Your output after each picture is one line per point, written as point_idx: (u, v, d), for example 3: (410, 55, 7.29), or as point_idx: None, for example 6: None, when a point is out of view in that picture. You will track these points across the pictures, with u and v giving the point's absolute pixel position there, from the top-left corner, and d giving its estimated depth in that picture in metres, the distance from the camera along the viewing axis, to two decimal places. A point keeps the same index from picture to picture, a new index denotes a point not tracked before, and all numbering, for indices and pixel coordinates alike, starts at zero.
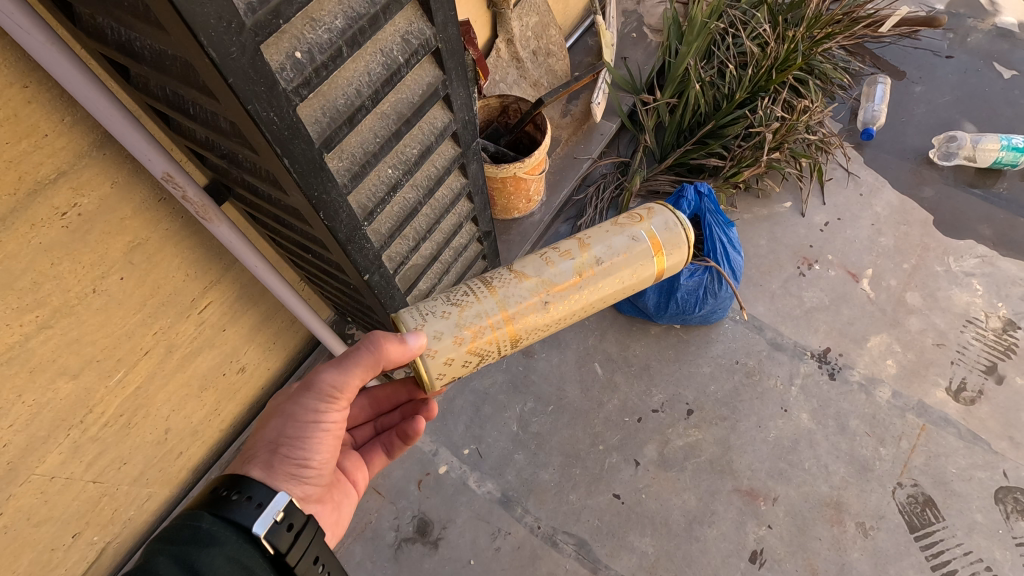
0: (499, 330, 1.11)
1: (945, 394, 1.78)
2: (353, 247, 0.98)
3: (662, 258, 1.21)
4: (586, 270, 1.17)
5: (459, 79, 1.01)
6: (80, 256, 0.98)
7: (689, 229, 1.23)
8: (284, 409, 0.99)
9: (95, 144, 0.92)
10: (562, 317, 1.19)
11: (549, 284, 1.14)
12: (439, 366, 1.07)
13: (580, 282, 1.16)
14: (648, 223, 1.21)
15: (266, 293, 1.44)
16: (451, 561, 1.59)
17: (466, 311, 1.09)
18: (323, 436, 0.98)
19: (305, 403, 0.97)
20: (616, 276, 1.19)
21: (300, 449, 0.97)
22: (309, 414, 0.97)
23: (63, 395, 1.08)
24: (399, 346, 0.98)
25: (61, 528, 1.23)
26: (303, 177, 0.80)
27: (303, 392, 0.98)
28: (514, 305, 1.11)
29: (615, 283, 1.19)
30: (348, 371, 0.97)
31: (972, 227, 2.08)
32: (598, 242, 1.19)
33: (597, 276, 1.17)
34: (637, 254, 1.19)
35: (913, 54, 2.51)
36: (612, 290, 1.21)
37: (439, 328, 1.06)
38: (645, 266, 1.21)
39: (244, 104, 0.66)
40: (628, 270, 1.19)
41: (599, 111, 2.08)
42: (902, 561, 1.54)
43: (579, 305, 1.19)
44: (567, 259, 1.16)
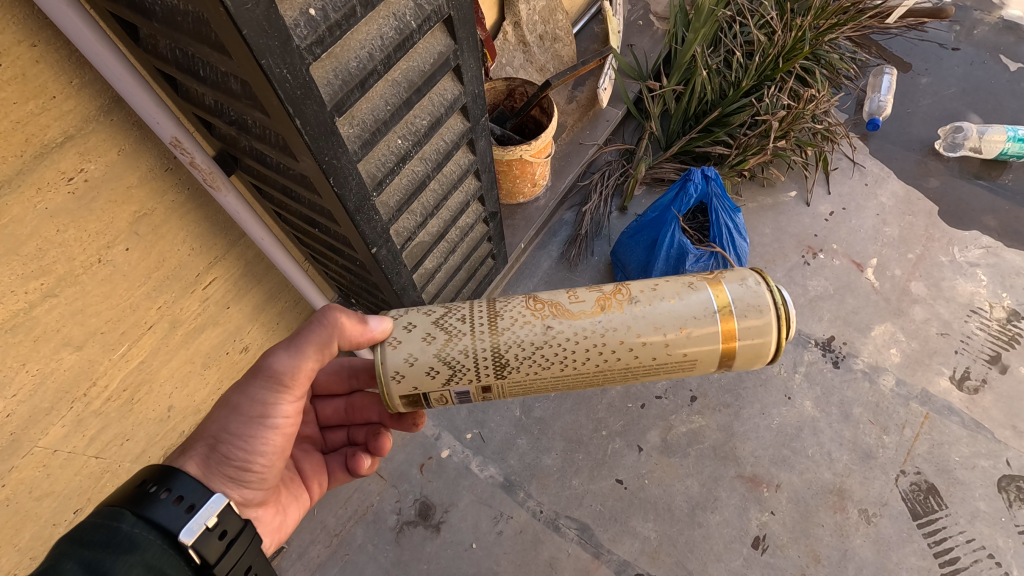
0: (480, 341, 0.95)
1: (948, 382, 1.78)
2: (362, 218, 0.97)
3: (729, 322, 0.93)
4: (612, 309, 0.96)
5: (470, 49, 1.00)
6: (85, 225, 0.97)
7: (776, 293, 0.94)
8: (229, 400, 0.91)
9: (102, 109, 0.92)
10: (571, 357, 0.96)
11: (558, 309, 0.97)
12: (398, 363, 0.93)
13: (601, 320, 0.95)
14: (718, 276, 0.97)
15: (270, 271, 1.43)
16: (453, 545, 1.59)
17: (450, 313, 0.97)
18: (269, 433, 0.92)
19: (252, 392, 0.90)
20: (652, 322, 0.94)
21: (244, 446, 0.90)
22: (257, 406, 0.90)
23: (67, 366, 1.07)
24: (359, 327, 0.91)
25: (63, 504, 1.22)
26: (314, 141, 0.79)
27: (250, 379, 0.90)
28: (507, 320, 0.97)
29: (652, 335, 0.94)
30: (300, 354, 0.91)
31: (976, 218, 2.08)
32: (640, 282, 1.00)
33: (625, 319, 0.95)
34: (689, 304, 0.94)
35: (919, 46, 2.51)
36: (649, 344, 0.95)
37: (413, 321, 0.96)
38: (700, 324, 0.93)
39: (257, 58, 0.65)
40: (675, 324, 0.94)
41: (604, 97, 2.07)
42: (905, 549, 1.54)
43: (595, 350, 0.95)
44: (594, 293, 0.99)
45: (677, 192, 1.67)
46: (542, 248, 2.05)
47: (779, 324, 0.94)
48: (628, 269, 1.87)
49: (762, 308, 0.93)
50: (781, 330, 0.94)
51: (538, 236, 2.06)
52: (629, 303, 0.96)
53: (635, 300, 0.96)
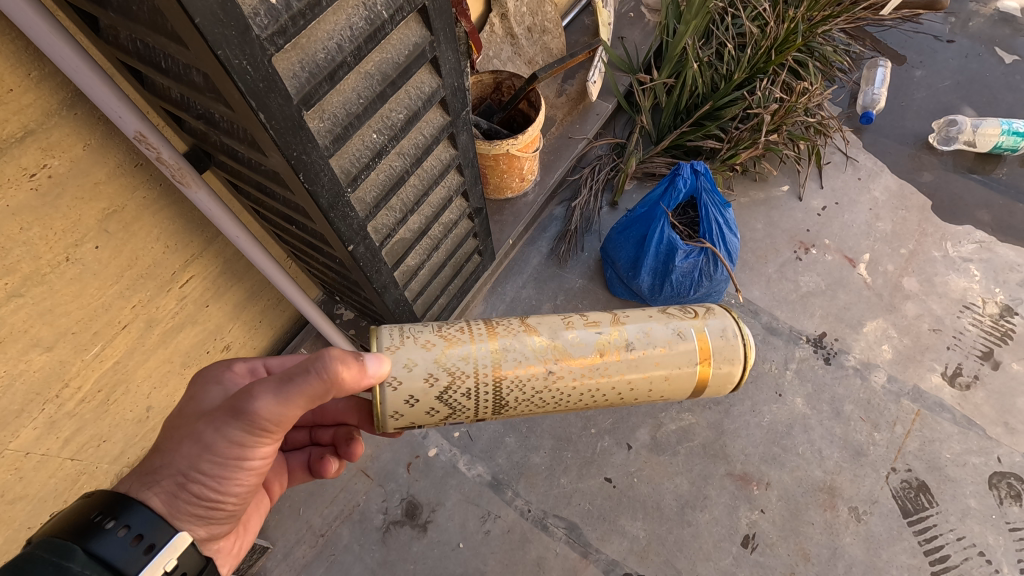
0: (482, 383, 0.95)
1: (940, 378, 1.76)
2: (336, 215, 0.94)
3: (706, 372, 1.00)
4: (609, 356, 0.98)
5: (447, 40, 0.97)
6: (50, 222, 0.95)
7: (745, 340, 1.02)
8: (201, 436, 0.81)
9: (65, 102, 0.89)
10: (565, 398, 1.01)
11: (559, 351, 0.97)
12: (398, 403, 0.91)
13: (598, 367, 0.98)
14: (701, 321, 1.02)
15: (250, 269, 1.40)
16: (440, 545, 1.57)
17: (451, 349, 0.93)
18: (244, 470, 0.85)
19: (227, 434, 0.80)
20: (643, 371, 0.99)
21: (216, 486, 0.84)
22: (232, 449, 0.81)
23: (37, 367, 1.04)
24: (355, 375, 0.78)
25: (37, 507, 1.19)
26: (280, 136, 0.76)
27: (227, 420, 0.79)
28: (510, 360, 0.95)
29: (640, 381, 1.00)
30: (289, 406, 0.77)
31: (970, 213, 2.06)
32: (636, 324, 1.01)
33: (619, 368, 0.99)
34: (676, 354, 0.99)
35: (914, 38, 2.48)
36: (636, 389, 1.01)
37: (413, 360, 0.91)
38: (683, 376, 1.00)
39: (213, 49, 0.62)
40: (660, 375, 1.00)
41: (594, 91, 2.02)
42: (894, 547, 1.53)
43: (587, 394, 1.01)
44: (593, 334, 1.00)
45: (666, 186, 1.63)
46: (532, 243, 2.02)
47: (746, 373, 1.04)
48: (618, 266, 1.83)
49: (737, 361, 1.01)
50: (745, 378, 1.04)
51: (527, 232, 2.04)
52: (625, 350, 0.99)
53: (631, 348, 0.99)
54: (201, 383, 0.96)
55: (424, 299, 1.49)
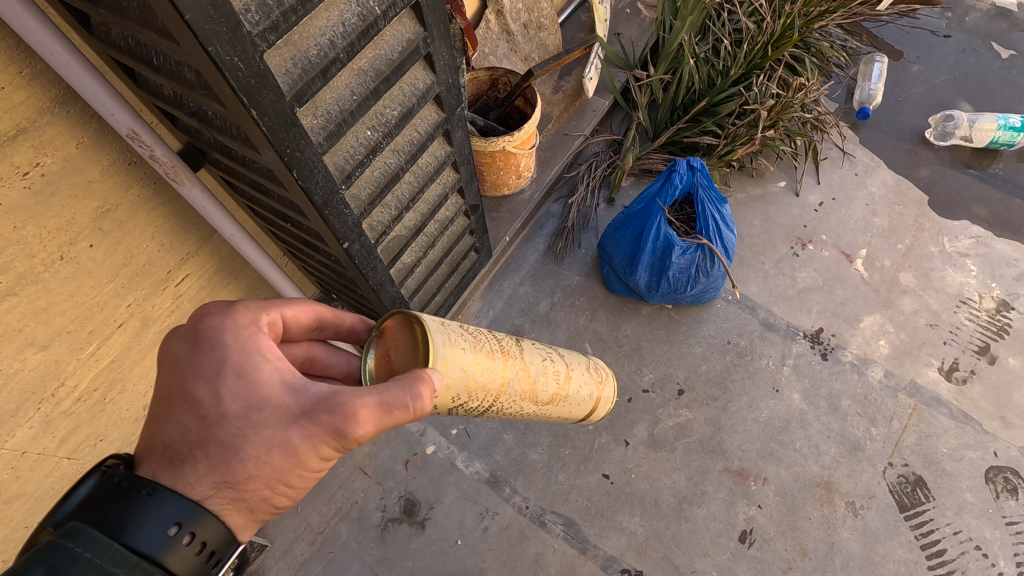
0: (482, 404, 0.95)
1: (937, 373, 1.76)
2: (330, 212, 0.94)
3: (588, 415, 1.29)
4: (558, 400, 1.14)
5: (441, 37, 0.97)
6: (44, 221, 0.94)
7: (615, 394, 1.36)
8: (286, 449, 0.65)
9: (57, 100, 0.89)
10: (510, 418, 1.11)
11: (536, 389, 1.06)
12: None
13: (546, 406, 1.12)
14: (603, 384, 1.29)
15: (246, 267, 1.40)
16: (438, 541, 1.57)
17: (482, 374, 0.90)
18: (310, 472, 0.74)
19: (319, 448, 0.67)
20: (562, 411, 1.20)
21: (292, 490, 0.73)
22: (319, 460, 0.69)
23: (32, 366, 1.04)
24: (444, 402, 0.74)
25: (34, 506, 1.19)
26: (273, 132, 0.76)
27: (323, 435, 0.65)
28: (509, 390, 0.98)
29: (555, 418, 1.20)
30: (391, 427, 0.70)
31: (967, 208, 2.06)
32: (576, 376, 1.19)
33: (555, 408, 1.16)
34: (583, 406, 1.24)
35: (911, 33, 2.48)
36: (549, 420, 1.21)
37: (455, 377, 0.84)
38: (575, 414, 1.26)
39: (204, 45, 0.62)
40: (569, 413, 1.22)
41: (591, 87, 2.03)
42: (892, 541, 1.54)
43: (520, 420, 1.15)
44: (558, 378, 1.12)
45: (663, 182, 1.62)
46: (529, 240, 2.02)
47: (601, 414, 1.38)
48: (614, 262, 1.83)
49: (601, 409, 1.34)
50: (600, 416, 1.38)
51: (525, 229, 2.04)
52: (566, 396, 1.16)
53: (570, 394, 1.17)
54: (214, 343, 0.69)
55: (420, 297, 1.49)
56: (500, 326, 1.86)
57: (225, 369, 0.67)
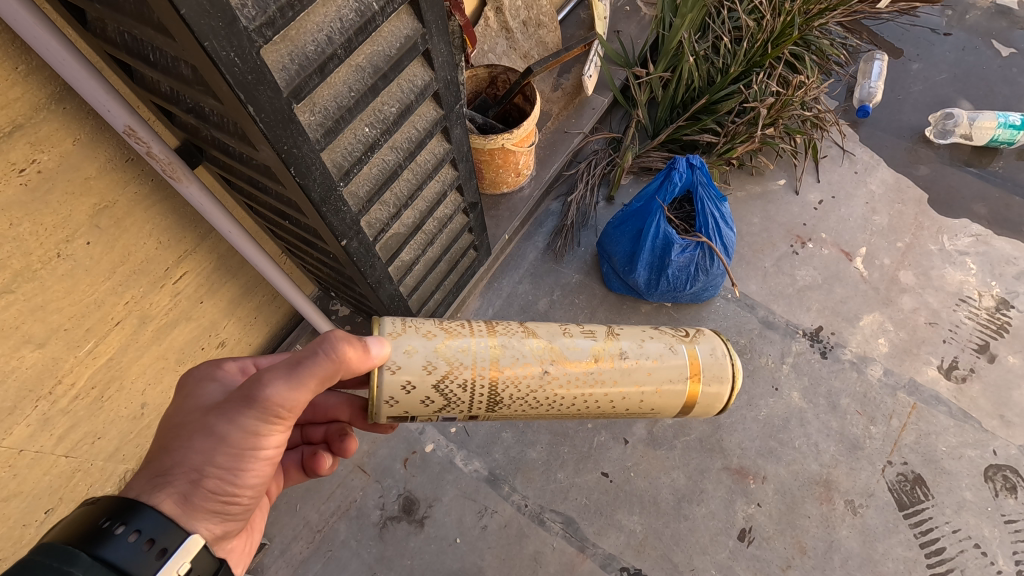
0: (479, 377, 0.92)
1: (936, 371, 1.76)
2: (328, 209, 0.94)
3: (696, 389, 0.99)
4: (605, 364, 0.97)
5: (439, 33, 0.96)
6: (40, 218, 0.94)
7: (733, 356, 1.01)
8: (213, 429, 0.77)
9: (53, 96, 0.88)
10: (558, 401, 0.98)
11: (555, 352, 0.96)
12: (393, 388, 0.88)
13: (592, 373, 0.97)
14: (695, 340, 1.01)
15: (244, 265, 1.40)
16: (437, 540, 1.57)
17: (451, 340, 0.91)
18: (259, 463, 0.81)
19: (244, 422, 0.77)
20: (635, 381, 0.98)
21: (234, 481, 0.79)
22: (248, 438, 0.78)
23: (29, 364, 1.04)
24: (362, 354, 0.80)
25: (32, 504, 1.18)
26: (270, 129, 0.75)
27: (241, 407, 0.76)
28: (508, 356, 0.93)
29: (631, 391, 0.98)
30: (310, 386, 0.78)
31: (967, 206, 2.05)
32: (629, 337, 1.00)
33: (613, 375, 0.97)
34: (670, 367, 0.98)
35: (910, 31, 2.48)
36: (628, 398, 0.99)
37: (413, 344, 0.89)
38: (674, 387, 0.98)
39: (200, 40, 0.61)
40: (653, 384, 0.98)
41: (590, 85, 2.02)
42: (891, 539, 1.53)
43: (580, 399, 0.98)
44: (589, 339, 0.99)
45: (662, 179, 1.62)
46: (528, 238, 2.02)
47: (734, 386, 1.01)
48: (614, 260, 1.83)
49: (726, 378, 1.00)
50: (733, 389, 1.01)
51: (524, 227, 2.04)
52: (619, 358, 0.98)
53: (624, 355, 0.98)
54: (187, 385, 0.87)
55: (419, 295, 1.49)
56: None
57: (186, 396, 0.86)
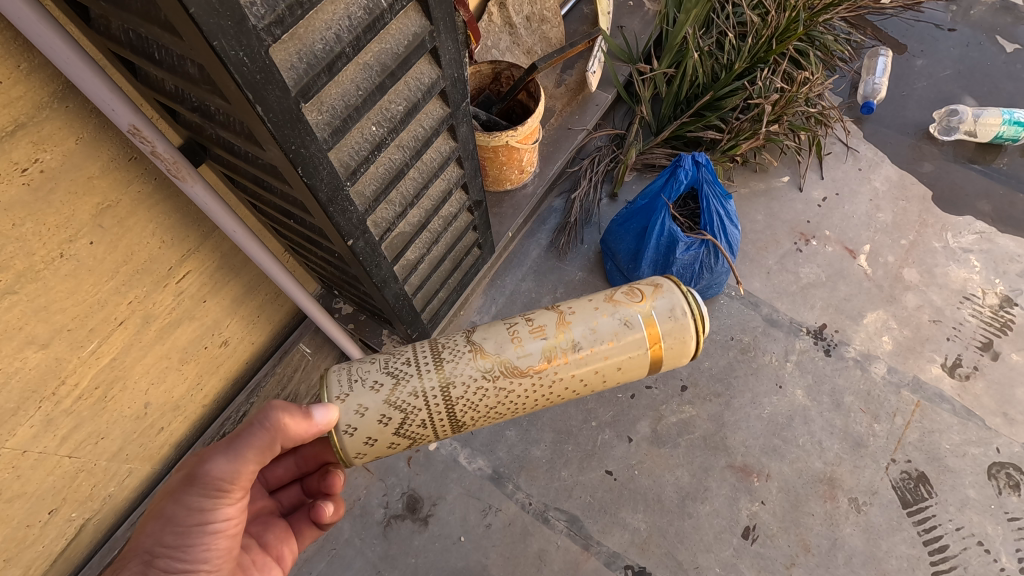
0: (436, 412, 1.00)
1: (940, 369, 1.76)
2: (335, 209, 0.93)
3: (657, 350, 1.03)
4: (559, 361, 1.02)
5: (447, 30, 0.95)
6: (43, 218, 0.93)
7: (692, 305, 1.03)
8: (163, 510, 0.89)
9: (56, 95, 0.87)
10: (519, 405, 1.06)
11: (506, 366, 1.01)
12: (358, 445, 0.98)
13: (548, 374, 1.02)
14: (647, 304, 1.03)
15: (248, 264, 1.39)
16: (441, 538, 1.57)
17: (400, 387, 0.98)
18: (211, 536, 0.91)
19: (187, 501, 0.88)
20: (593, 366, 1.03)
21: (184, 556, 0.88)
22: (193, 516, 0.88)
23: (33, 364, 1.03)
24: (304, 422, 0.89)
25: (36, 505, 1.18)
26: (278, 129, 0.74)
27: (185, 487, 0.88)
28: (459, 386, 1.00)
29: (591, 376, 1.04)
30: (240, 460, 0.88)
31: (971, 203, 2.05)
32: (582, 324, 1.03)
33: (570, 369, 1.02)
34: (625, 345, 1.02)
35: (915, 27, 2.47)
36: (590, 382, 1.05)
37: (364, 402, 0.96)
38: (633, 360, 1.03)
39: (208, 39, 0.60)
40: (611, 365, 1.03)
41: (594, 81, 2.01)
42: (894, 537, 1.54)
43: (543, 396, 1.05)
44: (539, 340, 1.02)
45: (667, 177, 1.61)
46: (531, 236, 2.01)
47: (698, 333, 1.04)
48: (618, 258, 1.82)
49: (685, 333, 1.03)
50: (699, 337, 1.04)
51: (527, 224, 2.03)
52: (573, 352, 1.02)
53: (577, 348, 1.02)
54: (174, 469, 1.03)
55: (423, 294, 1.48)
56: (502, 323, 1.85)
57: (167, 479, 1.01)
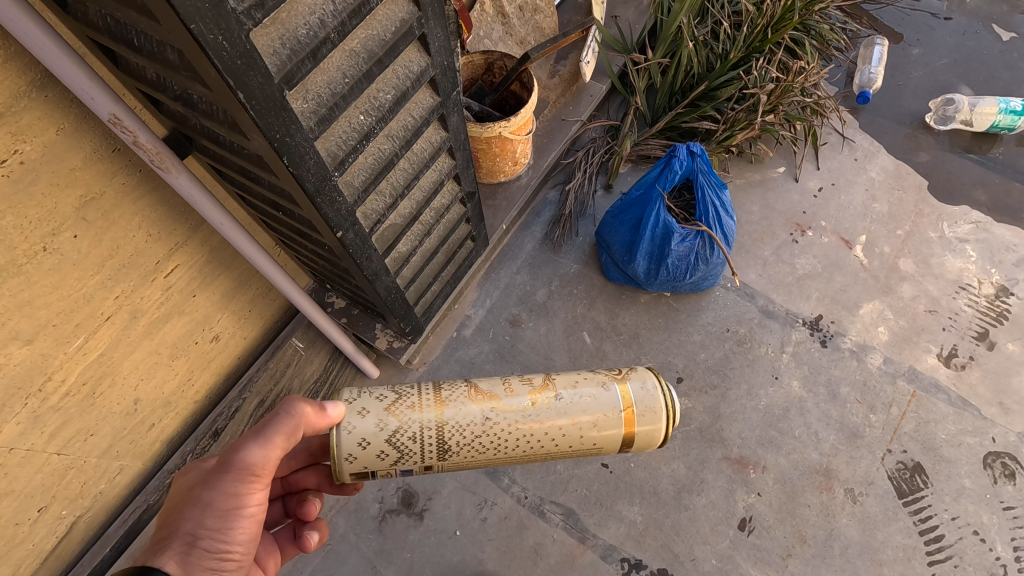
0: (428, 427, 0.99)
1: (936, 360, 1.76)
2: (323, 200, 0.91)
3: (631, 420, 1.02)
4: (542, 404, 1.03)
5: (435, 16, 0.93)
6: (25, 211, 0.91)
7: (665, 387, 1.04)
8: (194, 497, 0.86)
9: (34, 83, 0.85)
10: (502, 446, 1.03)
11: (496, 401, 1.03)
12: (352, 446, 0.96)
13: (532, 414, 1.03)
14: (624, 378, 1.05)
15: (238, 257, 1.37)
16: (437, 533, 1.56)
17: (401, 400, 1.00)
18: (245, 522, 0.87)
19: (221, 486, 0.86)
20: (572, 418, 1.02)
21: (224, 538, 0.85)
22: (230, 500, 0.86)
23: (17, 361, 1.01)
24: (319, 414, 0.93)
25: (25, 502, 1.16)
26: (261, 116, 0.73)
27: (217, 473, 0.86)
28: (451, 409, 1.02)
29: (571, 429, 1.02)
30: (272, 444, 0.89)
31: (967, 192, 2.04)
32: (565, 380, 1.06)
33: (551, 415, 1.03)
34: (602, 404, 1.02)
35: (910, 16, 2.45)
36: (568, 436, 1.03)
37: (366, 406, 0.98)
38: (610, 422, 1.02)
39: (185, 23, 0.58)
40: (589, 421, 1.02)
41: (588, 71, 1.99)
42: (890, 527, 1.54)
43: (524, 441, 1.03)
44: (526, 386, 1.05)
45: (662, 168, 1.60)
46: (526, 228, 1.99)
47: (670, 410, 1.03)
48: (613, 250, 1.81)
49: (659, 410, 1.03)
50: (671, 415, 1.03)
51: (521, 217, 2.01)
52: (556, 399, 1.03)
53: (560, 396, 1.04)
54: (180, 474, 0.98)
55: (416, 287, 1.46)
56: (497, 316, 1.84)
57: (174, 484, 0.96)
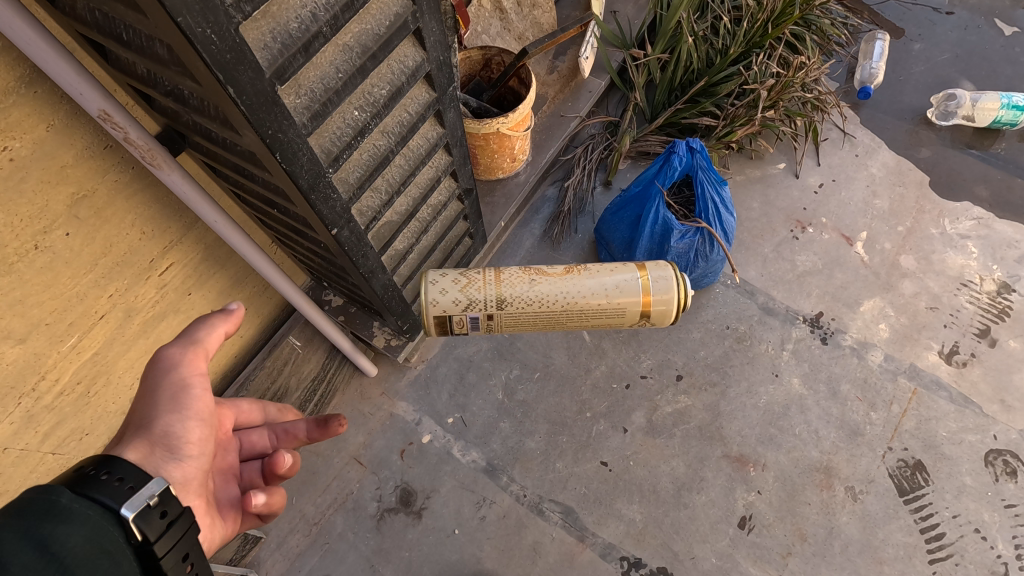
0: (490, 289, 1.32)
1: (937, 357, 1.75)
2: (317, 197, 0.90)
3: (646, 298, 1.32)
4: (577, 280, 1.33)
5: (430, 11, 0.92)
6: (15, 209, 0.90)
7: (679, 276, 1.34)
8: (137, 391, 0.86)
9: (23, 79, 0.84)
10: (546, 308, 1.34)
11: (543, 274, 1.34)
12: (435, 295, 1.31)
13: (569, 285, 1.33)
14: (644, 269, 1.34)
15: (234, 255, 1.36)
16: (435, 531, 1.56)
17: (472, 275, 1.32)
18: (199, 407, 0.88)
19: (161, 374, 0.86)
20: (599, 288, 1.32)
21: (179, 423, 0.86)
22: (178, 386, 0.87)
23: (10, 360, 1.00)
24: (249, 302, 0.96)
25: (18, 503, 1.13)
26: (252, 112, 0.71)
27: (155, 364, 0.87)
28: (508, 278, 1.33)
29: (597, 299, 1.32)
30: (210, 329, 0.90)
31: (968, 188, 2.03)
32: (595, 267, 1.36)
33: (584, 287, 1.32)
34: (622, 280, 1.33)
35: (912, 10, 2.43)
36: (595, 301, 1.33)
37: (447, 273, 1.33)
38: (627, 294, 1.32)
39: (172, 15, 0.57)
40: (610, 292, 1.32)
41: (586, 67, 1.98)
42: (891, 525, 1.53)
43: (562, 303, 1.33)
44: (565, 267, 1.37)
45: (661, 164, 1.59)
46: (524, 225, 1.98)
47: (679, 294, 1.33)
48: (612, 248, 1.79)
49: (669, 291, 1.33)
50: (680, 297, 1.33)
51: (520, 214, 2.00)
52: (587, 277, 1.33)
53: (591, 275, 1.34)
54: None
55: (414, 285, 1.46)
56: None
57: None
